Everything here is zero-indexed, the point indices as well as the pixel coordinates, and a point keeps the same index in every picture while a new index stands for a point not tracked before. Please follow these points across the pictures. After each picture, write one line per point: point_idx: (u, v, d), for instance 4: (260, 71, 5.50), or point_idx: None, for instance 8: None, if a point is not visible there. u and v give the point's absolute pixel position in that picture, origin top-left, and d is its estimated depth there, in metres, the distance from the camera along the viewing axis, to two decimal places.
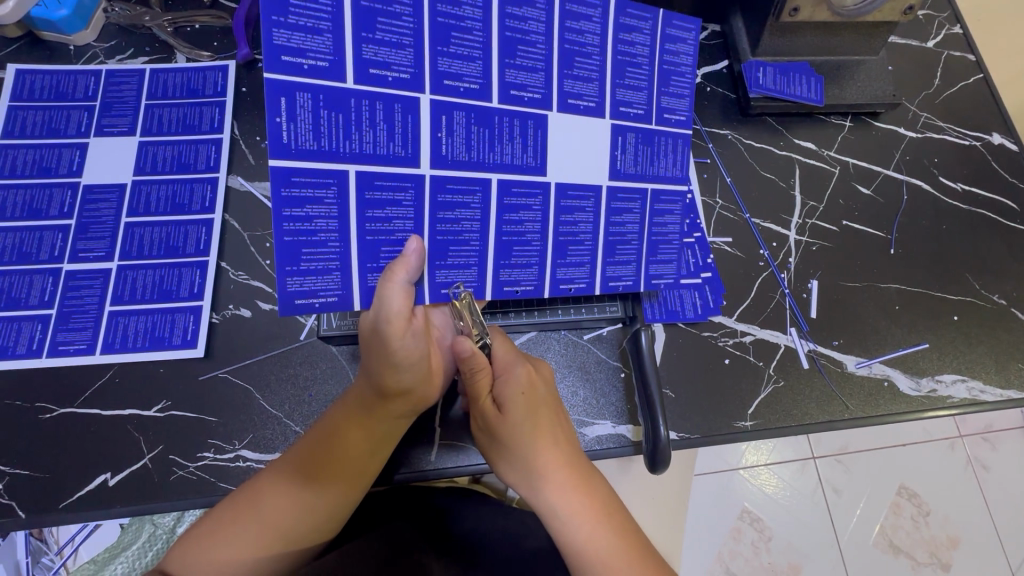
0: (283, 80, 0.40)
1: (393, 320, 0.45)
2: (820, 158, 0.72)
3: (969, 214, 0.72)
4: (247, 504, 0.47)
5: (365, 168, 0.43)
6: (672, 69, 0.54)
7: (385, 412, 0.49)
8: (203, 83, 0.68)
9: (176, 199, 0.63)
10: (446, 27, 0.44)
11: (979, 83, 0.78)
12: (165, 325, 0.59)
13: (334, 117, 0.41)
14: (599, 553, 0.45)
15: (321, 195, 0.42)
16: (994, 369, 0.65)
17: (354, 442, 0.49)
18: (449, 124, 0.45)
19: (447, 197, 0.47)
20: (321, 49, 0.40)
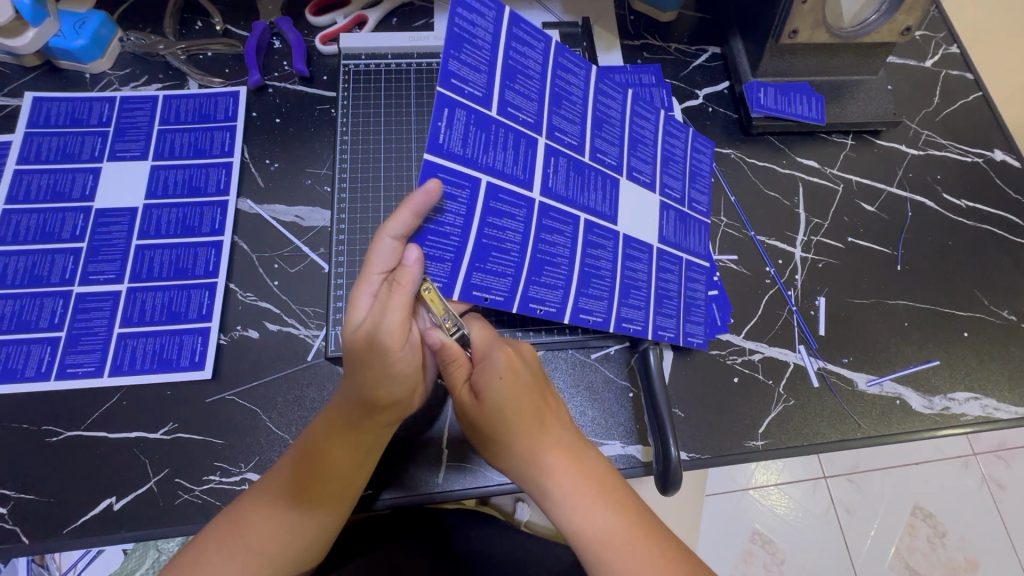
0: (450, 97, 0.46)
1: (392, 331, 0.44)
2: (822, 175, 0.73)
3: (974, 230, 0.72)
4: (227, 527, 0.46)
5: (494, 182, 0.48)
6: (698, 168, 0.67)
7: (371, 421, 0.47)
8: (214, 108, 0.69)
9: (186, 221, 0.64)
10: (560, 94, 0.54)
11: (978, 101, 0.79)
12: (174, 347, 0.58)
13: (479, 135, 0.47)
14: (600, 536, 0.44)
15: (460, 192, 0.46)
16: (1008, 386, 0.64)
17: (334, 456, 0.47)
18: (557, 162, 0.53)
19: (545, 223, 0.52)
20: (478, 83, 0.47)
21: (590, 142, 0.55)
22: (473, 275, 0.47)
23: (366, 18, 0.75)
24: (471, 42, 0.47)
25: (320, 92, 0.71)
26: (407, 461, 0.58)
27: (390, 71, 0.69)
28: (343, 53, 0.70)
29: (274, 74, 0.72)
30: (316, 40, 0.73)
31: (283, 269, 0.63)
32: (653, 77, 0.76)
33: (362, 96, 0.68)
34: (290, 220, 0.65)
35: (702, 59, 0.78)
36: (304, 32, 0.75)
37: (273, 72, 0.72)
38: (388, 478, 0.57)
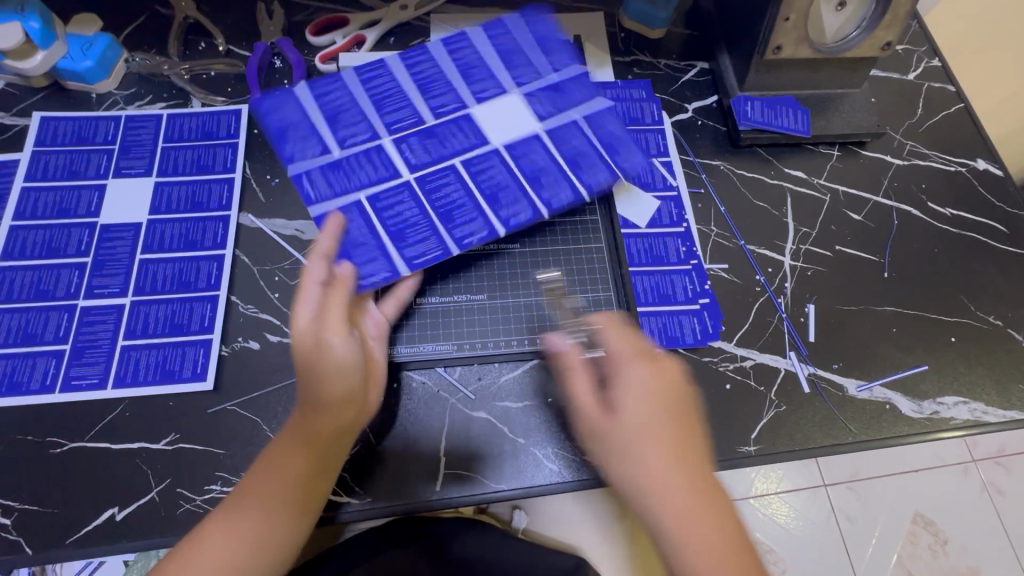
0: (400, 170, 0.61)
1: (329, 330, 0.48)
2: (810, 185, 0.75)
3: (958, 238, 0.73)
4: (192, 544, 0.46)
5: (413, 173, 0.62)
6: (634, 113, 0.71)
7: (329, 425, 0.48)
8: (216, 125, 0.71)
9: (189, 235, 0.65)
10: (479, 100, 0.65)
11: (960, 112, 0.82)
12: (176, 358, 0.60)
13: (437, 177, 0.62)
14: (705, 541, 0.43)
15: (322, 186, 0.59)
16: (995, 390, 0.65)
17: (294, 463, 0.48)
18: (461, 145, 0.63)
19: (464, 191, 0.61)
20: (416, 154, 0.62)
21: (496, 116, 0.64)
22: (398, 244, 0.58)
23: (365, 38, 0.78)
24: (365, 80, 0.65)
25: None
26: (404, 471, 0.58)
27: None
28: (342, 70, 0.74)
29: (275, 92, 0.75)
30: (315, 59, 0.76)
31: (283, 281, 0.65)
32: (643, 92, 0.78)
33: None
34: (290, 233, 0.67)
35: (690, 74, 0.81)
36: (304, 52, 0.77)
37: (274, 90, 0.75)
38: (387, 487, 0.57)
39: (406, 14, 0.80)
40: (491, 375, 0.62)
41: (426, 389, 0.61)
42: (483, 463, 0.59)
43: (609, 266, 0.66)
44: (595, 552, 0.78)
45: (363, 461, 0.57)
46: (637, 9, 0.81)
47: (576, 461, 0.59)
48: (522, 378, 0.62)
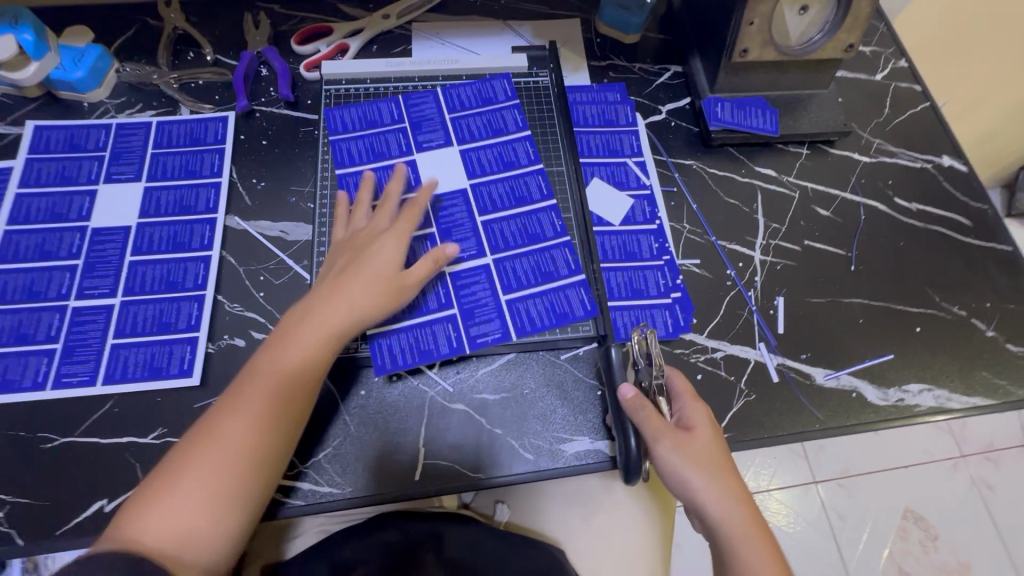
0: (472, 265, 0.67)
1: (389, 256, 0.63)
2: (779, 183, 0.77)
3: (924, 232, 0.76)
4: (182, 459, 0.51)
5: (453, 266, 0.67)
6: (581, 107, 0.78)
7: (317, 338, 0.57)
8: (204, 132, 0.74)
9: (177, 238, 0.68)
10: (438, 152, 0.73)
11: (926, 111, 0.84)
12: (164, 355, 0.62)
13: (492, 232, 0.69)
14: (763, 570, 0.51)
15: (420, 334, 0.63)
16: (959, 378, 0.67)
17: (286, 366, 0.56)
18: (467, 212, 0.70)
19: (509, 233, 0.69)
20: (468, 249, 0.68)
21: (462, 172, 0.72)
22: (516, 306, 0.65)
23: (348, 46, 0.81)
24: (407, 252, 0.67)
25: (303, 115, 0.76)
26: (384, 458, 0.60)
27: (369, 95, 0.75)
28: (325, 78, 0.76)
29: (260, 99, 0.77)
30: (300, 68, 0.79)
31: (268, 280, 0.67)
32: (618, 95, 0.80)
33: (341, 119, 0.73)
34: (275, 234, 0.69)
35: (664, 77, 0.83)
36: (290, 60, 0.80)
37: (260, 97, 0.77)
38: (368, 477, 0.59)
39: (388, 23, 0.82)
40: (468, 368, 0.64)
41: (406, 384, 0.63)
42: (460, 453, 0.60)
43: (581, 261, 0.68)
44: (579, 551, 0.74)
45: (344, 451, 0.60)
46: (612, 15, 0.84)
47: (551, 449, 0.61)
48: (497, 369, 0.64)
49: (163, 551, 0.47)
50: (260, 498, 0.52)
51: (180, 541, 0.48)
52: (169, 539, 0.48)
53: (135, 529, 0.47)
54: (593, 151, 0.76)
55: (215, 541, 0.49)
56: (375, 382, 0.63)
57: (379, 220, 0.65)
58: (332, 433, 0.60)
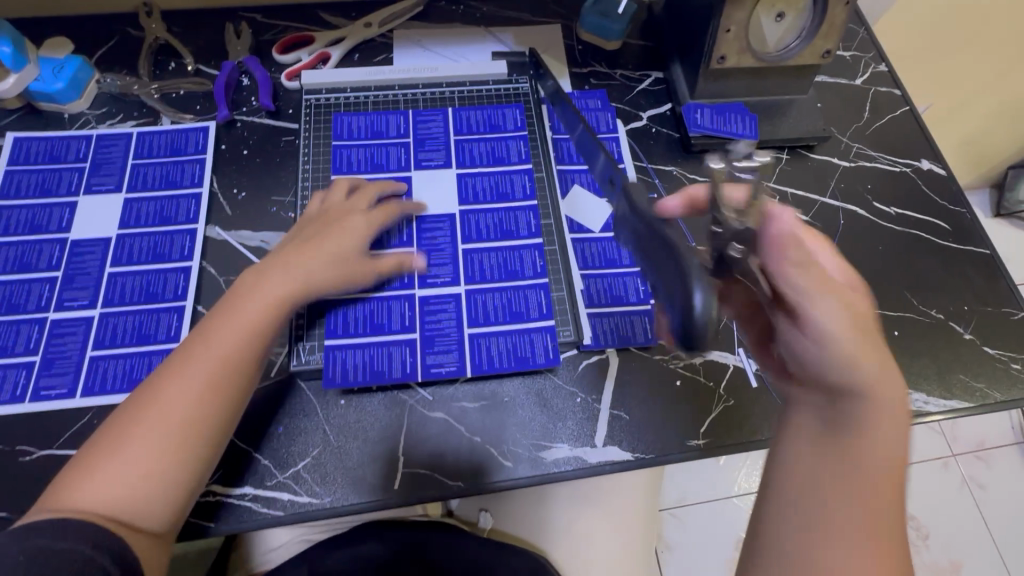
0: (446, 293, 0.66)
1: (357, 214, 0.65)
2: (759, 188, 0.78)
3: (903, 236, 0.76)
4: (119, 429, 0.52)
5: (422, 289, 0.66)
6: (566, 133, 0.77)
7: (273, 298, 0.58)
8: (185, 142, 0.74)
9: (157, 248, 0.68)
10: (436, 168, 0.73)
11: (906, 115, 0.85)
12: (143, 367, 0.62)
13: (470, 263, 0.68)
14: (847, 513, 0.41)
15: (377, 353, 0.63)
16: (936, 382, 0.68)
17: (231, 340, 0.56)
18: (450, 237, 0.69)
19: (486, 265, 0.68)
20: (445, 275, 0.67)
21: (455, 198, 0.72)
22: (478, 342, 0.64)
23: (329, 55, 0.81)
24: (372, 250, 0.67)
25: (284, 125, 0.76)
26: (364, 469, 0.60)
27: (349, 105, 0.76)
28: (306, 88, 0.76)
29: (241, 109, 0.77)
30: (282, 77, 0.79)
31: None
32: (600, 102, 0.81)
33: (322, 128, 0.74)
34: (255, 244, 0.69)
35: (645, 83, 0.84)
36: (271, 69, 0.80)
37: (241, 107, 0.77)
38: (346, 486, 0.59)
39: (370, 31, 0.83)
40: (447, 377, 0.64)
41: (387, 394, 0.63)
42: (440, 461, 0.61)
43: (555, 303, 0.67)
44: (562, 556, 0.74)
45: (323, 462, 0.60)
46: (593, 22, 0.84)
47: (531, 457, 0.61)
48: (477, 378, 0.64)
49: (104, 517, 0.48)
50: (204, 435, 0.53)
51: (120, 506, 0.49)
52: (109, 505, 0.49)
53: (74, 498, 0.49)
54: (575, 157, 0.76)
55: (156, 507, 0.51)
56: (354, 391, 0.63)
57: (352, 202, 0.67)
58: (311, 443, 0.60)
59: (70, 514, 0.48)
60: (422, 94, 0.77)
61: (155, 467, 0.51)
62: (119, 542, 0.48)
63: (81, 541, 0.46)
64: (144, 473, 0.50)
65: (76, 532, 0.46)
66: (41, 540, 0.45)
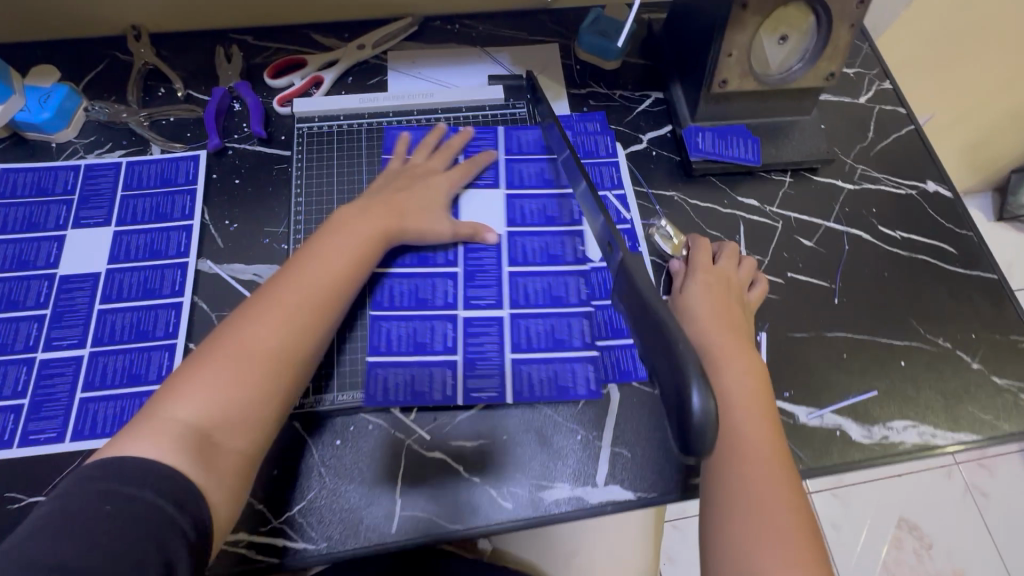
0: (494, 317, 0.67)
1: (429, 180, 0.70)
2: (761, 213, 0.76)
3: (909, 260, 0.75)
4: (215, 353, 0.54)
5: (466, 311, 0.67)
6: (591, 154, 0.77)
7: (360, 250, 0.63)
8: (175, 172, 0.72)
9: (147, 284, 0.66)
10: (483, 185, 0.74)
11: (911, 133, 0.83)
12: (134, 409, 0.60)
13: (518, 287, 0.68)
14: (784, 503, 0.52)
15: (418, 372, 0.63)
16: (944, 413, 0.66)
17: (324, 273, 0.60)
18: (496, 259, 0.70)
19: (532, 290, 0.68)
20: (491, 297, 0.67)
21: (502, 218, 0.72)
22: (521, 369, 0.64)
23: (322, 79, 0.79)
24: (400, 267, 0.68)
25: (276, 152, 0.74)
26: (360, 510, 0.59)
27: (341, 133, 0.74)
28: (297, 116, 0.75)
29: (233, 136, 0.76)
30: (273, 102, 0.77)
31: None
32: (598, 125, 0.79)
33: (315, 157, 0.73)
34: (248, 277, 0.68)
35: (645, 104, 0.82)
36: (263, 94, 0.79)
37: (232, 134, 0.76)
38: (341, 531, 0.58)
39: (363, 53, 0.81)
40: (445, 414, 0.63)
41: (383, 433, 0.62)
42: (438, 503, 0.59)
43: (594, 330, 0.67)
44: None
45: (319, 504, 0.59)
46: (591, 42, 0.82)
47: (531, 497, 0.60)
48: (475, 415, 0.63)
49: (202, 432, 0.50)
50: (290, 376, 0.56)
51: (216, 422, 0.51)
52: (206, 419, 0.51)
53: (173, 412, 0.51)
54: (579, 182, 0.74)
55: (248, 427, 0.53)
56: (349, 431, 0.62)
57: (431, 162, 0.72)
58: (307, 484, 0.59)
59: (164, 432, 0.49)
60: (417, 121, 0.77)
61: (249, 390, 0.53)
62: (211, 460, 0.50)
63: (147, 489, 0.45)
64: (240, 394, 0.53)
65: (160, 474, 0.46)
66: (134, 466, 0.46)
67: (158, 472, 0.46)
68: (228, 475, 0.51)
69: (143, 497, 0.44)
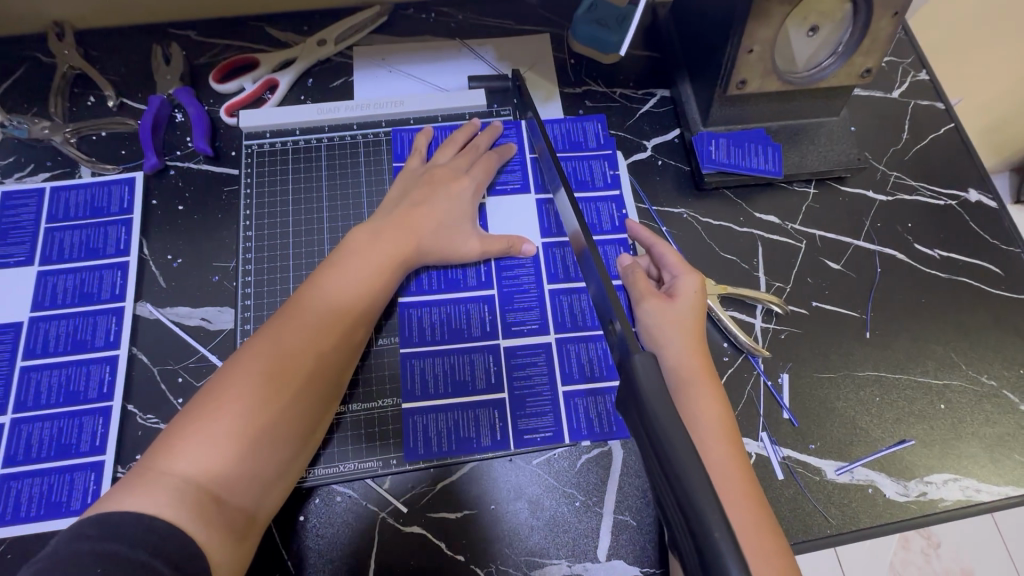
0: (538, 343, 0.60)
1: (455, 182, 0.61)
2: (783, 231, 0.67)
3: (949, 284, 0.66)
4: (220, 392, 0.46)
5: (507, 339, 0.60)
6: (613, 154, 0.69)
7: (382, 265, 0.55)
8: (107, 199, 0.63)
9: (77, 334, 0.57)
10: (512, 192, 0.65)
11: (951, 132, 0.73)
12: (63, 486, 0.52)
13: (560, 307, 0.61)
14: (762, 544, 0.45)
15: (462, 417, 0.57)
16: (988, 463, 0.59)
17: (343, 298, 0.52)
18: (535, 277, 0.62)
19: (577, 309, 0.61)
20: (534, 320, 0.60)
21: (535, 229, 0.64)
22: (574, 402, 0.58)
23: (277, 81, 0.68)
24: (416, 293, 0.61)
25: (225, 172, 0.64)
26: None
27: (299, 149, 0.65)
28: (246, 131, 0.65)
29: (176, 152, 0.66)
30: (220, 111, 0.67)
31: (187, 382, 0.57)
32: (596, 130, 0.69)
33: (266, 179, 0.63)
34: (195, 323, 0.59)
35: (649, 104, 0.72)
36: (209, 101, 0.68)
37: (174, 150, 0.66)
38: None
39: (325, 50, 0.70)
40: (422, 480, 0.55)
41: (354, 505, 0.54)
42: None
43: None
44: None
45: None
46: (588, 33, 0.71)
47: None
48: (459, 481, 0.55)
49: (206, 488, 0.42)
50: (305, 414, 0.49)
51: (222, 479, 0.43)
52: (211, 473, 0.43)
53: (171, 465, 0.42)
54: (610, 181, 0.67)
55: (255, 481, 0.46)
56: (315, 504, 0.54)
57: (455, 161, 0.63)
58: (268, 570, 0.51)
59: (162, 490, 0.41)
60: (385, 134, 0.66)
61: (262, 437, 0.46)
62: (217, 523, 0.42)
63: (143, 548, 0.37)
64: (252, 443, 0.45)
65: (162, 533, 0.39)
66: (135, 530, 0.38)
67: (159, 530, 0.39)
68: (233, 534, 0.44)
69: (141, 558, 0.37)
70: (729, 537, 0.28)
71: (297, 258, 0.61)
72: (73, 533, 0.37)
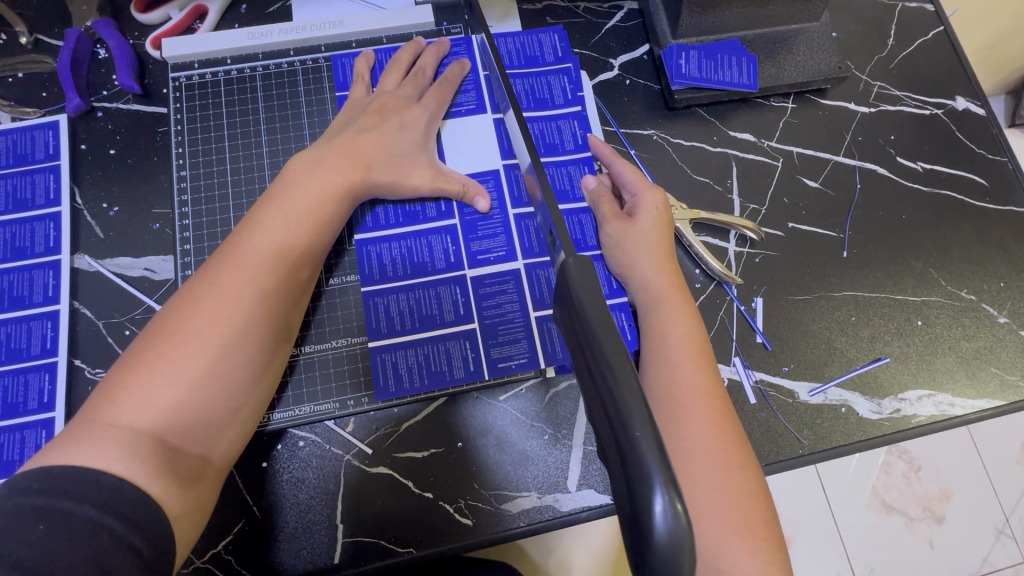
0: (503, 271, 0.57)
1: (405, 109, 0.57)
2: (759, 150, 0.63)
3: (931, 198, 0.63)
4: (163, 339, 0.43)
5: (474, 268, 0.57)
6: (572, 65, 0.63)
7: (324, 198, 0.51)
8: (31, 146, 0.58)
9: (13, 291, 0.54)
10: (469, 115, 0.61)
11: (939, 36, 0.69)
12: (13, 445, 0.51)
13: (524, 234, 0.58)
14: (725, 456, 0.44)
15: (432, 351, 0.55)
16: (963, 378, 0.58)
17: (286, 233, 0.49)
18: (499, 202, 0.59)
19: None
20: (499, 248, 0.58)
21: (496, 151, 0.60)
22: (547, 328, 0.56)
23: (207, 7, 0.62)
24: (371, 227, 0.57)
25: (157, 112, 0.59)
26: (297, 541, 0.51)
27: (234, 80, 0.60)
28: (172, 65, 0.60)
29: (101, 93, 0.60)
30: (145, 44, 0.61)
31: (134, 335, 0.54)
32: (556, 43, 0.64)
33: (199, 117, 0.59)
34: (139, 274, 0.56)
35: (616, 18, 0.66)
36: (132, 34, 0.62)
37: (99, 90, 0.60)
38: (274, 563, 0.50)
39: None
40: (387, 419, 0.54)
41: (317, 447, 0.53)
42: (387, 524, 0.52)
43: None
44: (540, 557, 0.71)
45: (249, 539, 0.51)
46: None
47: (493, 510, 0.52)
48: (425, 421, 0.54)
49: (157, 436, 0.40)
50: (260, 355, 0.47)
51: (177, 424, 0.41)
52: (160, 418, 0.41)
53: (116, 416, 0.40)
54: (573, 92, 0.63)
55: (213, 425, 0.44)
56: (278, 450, 0.52)
57: (403, 88, 0.58)
58: (234, 516, 0.51)
59: (110, 442, 0.39)
60: (326, 60, 0.61)
61: (212, 381, 0.43)
62: (175, 468, 0.40)
63: (90, 502, 0.36)
64: (202, 387, 0.43)
65: (111, 484, 0.37)
66: (79, 481, 0.36)
67: (105, 479, 0.37)
68: (191, 478, 0.42)
69: (86, 513, 0.35)
70: (649, 428, 0.27)
71: (237, 198, 0.58)
72: (11, 488, 0.36)
